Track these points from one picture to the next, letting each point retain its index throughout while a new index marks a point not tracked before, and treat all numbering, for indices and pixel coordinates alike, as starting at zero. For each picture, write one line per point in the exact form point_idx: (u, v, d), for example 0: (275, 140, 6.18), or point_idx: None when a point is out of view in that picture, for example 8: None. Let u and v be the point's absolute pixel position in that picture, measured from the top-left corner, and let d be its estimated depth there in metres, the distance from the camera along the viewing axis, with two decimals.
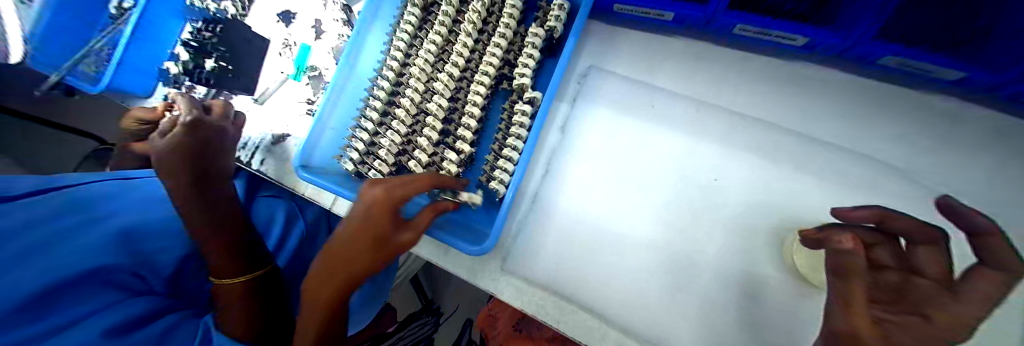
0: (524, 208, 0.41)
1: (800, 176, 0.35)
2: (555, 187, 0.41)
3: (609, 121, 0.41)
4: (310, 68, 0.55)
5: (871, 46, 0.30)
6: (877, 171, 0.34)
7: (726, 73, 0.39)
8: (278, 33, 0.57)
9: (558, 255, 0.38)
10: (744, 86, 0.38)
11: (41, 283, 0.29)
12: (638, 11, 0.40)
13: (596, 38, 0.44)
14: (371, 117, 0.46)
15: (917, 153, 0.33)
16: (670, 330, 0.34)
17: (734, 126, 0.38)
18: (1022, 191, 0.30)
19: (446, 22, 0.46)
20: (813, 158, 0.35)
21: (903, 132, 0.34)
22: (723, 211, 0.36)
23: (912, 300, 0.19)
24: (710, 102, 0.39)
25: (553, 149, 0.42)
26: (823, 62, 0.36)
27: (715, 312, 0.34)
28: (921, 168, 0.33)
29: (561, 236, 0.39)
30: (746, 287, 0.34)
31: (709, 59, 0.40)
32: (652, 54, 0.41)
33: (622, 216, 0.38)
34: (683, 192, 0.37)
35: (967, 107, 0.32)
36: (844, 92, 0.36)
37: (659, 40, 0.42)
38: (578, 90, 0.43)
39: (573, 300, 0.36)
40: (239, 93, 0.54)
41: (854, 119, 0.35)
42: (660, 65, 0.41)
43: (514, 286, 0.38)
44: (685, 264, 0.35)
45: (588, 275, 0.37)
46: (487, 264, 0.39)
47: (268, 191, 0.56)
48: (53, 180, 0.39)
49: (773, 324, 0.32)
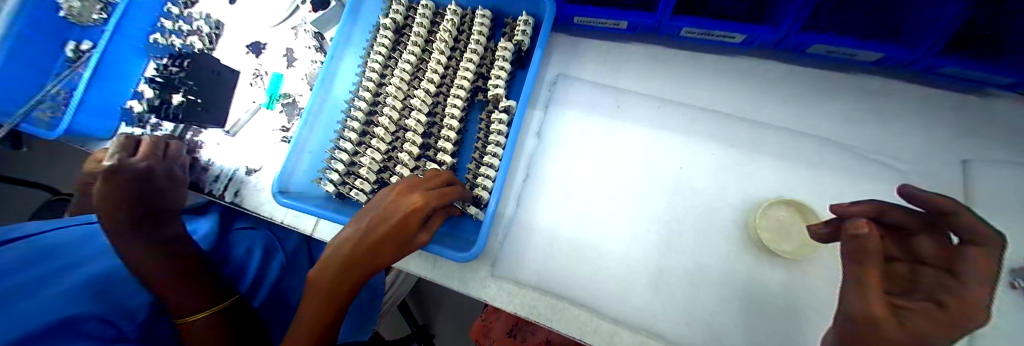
0: (507, 214, 0.41)
1: (767, 159, 0.37)
2: (536, 191, 0.41)
3: (582, 121, 0.43)
4: (283, 95, 0.54)
5: (802, 37, 0.34)
6: (836, 147, 0.36)
7: (686, 70, 0.41)
8: (248, 64, 0.57)
9: (545, 257, 0.38)
10: (706, 80, 0.40)
11: (18, 331, 0.26)
12: (597, 22, 0.42)
13: (561, 48, 0.46)
14: (350, 138, 0.46)
15: (867, 127, 0.36)
16: (659, 315, 0.34)
17: (696, 114, 0.40)
18: (953, 152, 0.34)
19: (419, 42, 0.47)
20: (776, 141, 0.37)
21: (852, 110, 0.37)
22: (700, 196, 0.37)
23: (926, 288, 0.20)
24: (673, 99, 0.41)
25: (531, 154, 0.43)
26: (772, 55, 0.39)
27: (697, 291, 0.34)
28: (873, 140, 0.36)
29: (546, 236, 0.39)
30: (728, 266, 0.35)
31: (669, 60, 0.42)
32: (615, 58, 0.44)
33: (603, 211, 0.39)
34: (658, 181, 0.39)
35: (908, 86, 0.36)
36: (798, 77, 0.38)
37: (620, 46, 0.44)
38: (549, 96, 0.44)
39: (564, 297, 0.36)
40: (209, 127, 0.53)
41: (810, 102, 0.38)
42: (624, 67, 0.43)
43: (505, 290, 0.37)
44: (665, 250, 0.36)
45: (577, 272, 0.37)
46: (476, 271, 0.39)
47: (244, 222, 0.54)
48: (11, 231, 0.36)
49: (753, 295, 0.33)
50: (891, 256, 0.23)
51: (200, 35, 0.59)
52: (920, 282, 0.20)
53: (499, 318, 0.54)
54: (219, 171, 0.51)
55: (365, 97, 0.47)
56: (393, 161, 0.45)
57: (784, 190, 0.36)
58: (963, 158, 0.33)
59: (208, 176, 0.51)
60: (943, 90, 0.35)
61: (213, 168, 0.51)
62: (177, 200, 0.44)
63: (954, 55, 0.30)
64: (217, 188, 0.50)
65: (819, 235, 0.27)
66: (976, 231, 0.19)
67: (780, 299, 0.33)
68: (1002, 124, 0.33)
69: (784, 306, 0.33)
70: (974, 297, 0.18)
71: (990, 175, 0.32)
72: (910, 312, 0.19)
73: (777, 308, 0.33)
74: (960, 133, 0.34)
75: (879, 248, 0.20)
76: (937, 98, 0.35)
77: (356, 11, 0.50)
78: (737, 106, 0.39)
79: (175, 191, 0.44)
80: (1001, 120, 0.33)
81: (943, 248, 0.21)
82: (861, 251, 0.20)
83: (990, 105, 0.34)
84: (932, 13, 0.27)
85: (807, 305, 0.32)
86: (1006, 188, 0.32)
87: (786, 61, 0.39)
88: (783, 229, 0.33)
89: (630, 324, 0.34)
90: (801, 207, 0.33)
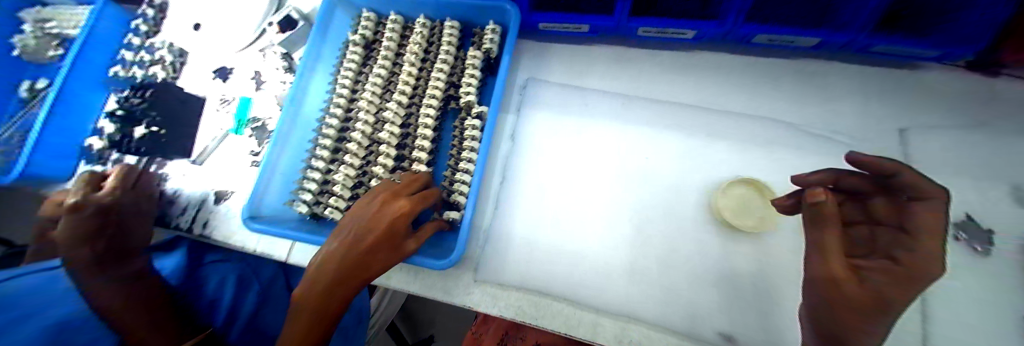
0: (486, 220, 0.40)
1: (730, 144, 0.39)
2: (513, 195, 0.41)
3: (552, 120, 0.44)
4: (251, 120, 0.53)
5: (747, 28, 0.36)
6: (791, 129, 0.38)
7: (647, 66, 0.43)
8: (214, 90, 0.56)
9: (526, 259, 0.37)
10: (666, 74, 0.42)
11: None
12: (560, 27, 0.44)
13: (528, 52, 0.47)
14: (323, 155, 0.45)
15: (817, 107, 0.38)
16: (641, 301, 0.34)
17: (660, 106, 0.41)
18: (891, 125, 0.36)
19: (389, 56, 0.48)
20: (737, 126, 0.39)
21: (801, 92, 0.39)
22: (670, 183, 0.38)
23: (883, 246, 0.22)
24: (636, 94, 0.42)
25: (507, 156, 0.43)
26: (724, 47, 0.42)
27: (673, 272, 0.34)
28: (824, 120, 0.38)
29: (526, 236, 0.39)
30: (702, 247, 0.35)
31: (631, 58, 0.44)
32: (579, 60, 0.45)
33: (579, 205, 0.39)
34: (629, 173, 0.39)
35: (846, 67, 0.39)
36: (748, 65, 0.41)
37: (584, 48, 0.46)
38: (520, 100, 0.45)
39: (547, 293, 0.35)
40: (175, 158, 0.51)
41: (763, 87, 0.40)
42: (589, 68, 0.45)
43: (488, 293, 0.36)
44: (642, 238, 0.36)
45: (557, 267, 0.36)
46: (459, 279, 0.37)
47: (214, 255, 0.51)
48: None
49: (730, 273, 0.34)
50: (853, 220, 0.25)
51: (163, 65, 0.57)
52: (878, 241, 0.22)
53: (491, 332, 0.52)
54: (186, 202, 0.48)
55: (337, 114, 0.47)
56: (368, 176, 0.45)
57: (751, 172, 0.37)
58: (901, 130, 0.36)
59: (175, 209, 0.48)
60: (874, 69, 0.38)
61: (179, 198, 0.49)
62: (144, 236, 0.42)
63: (882, 33, 0.33)
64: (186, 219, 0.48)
65: (784, 208, 0.27)
66: (920, 187, 0.21)
67: (755, 276, 0.33)
68: (929, 95, 0.36)
69: (760, 282, 0.33)
70: (924, 250, 0.20)
71: (925, 142, 0.35)
72: (872, 272, 0.21)
73: (755, 285, 0.33)
74: (895, 106, 0.37)
75: (835, 213, 0.21)
76: (871, 76, 0.38)
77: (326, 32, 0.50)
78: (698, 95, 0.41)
79: (142, 227, 0.42)
80: (927, 91, 0.37)
81: (894, 205, 0.22)
82: (820, 219, 0.21)
83: (919, 79, 0.37)
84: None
85: (781, 279, 0.33)
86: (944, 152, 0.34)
87: (737, 52, 0.41)
88: (750, 210, 0.35)
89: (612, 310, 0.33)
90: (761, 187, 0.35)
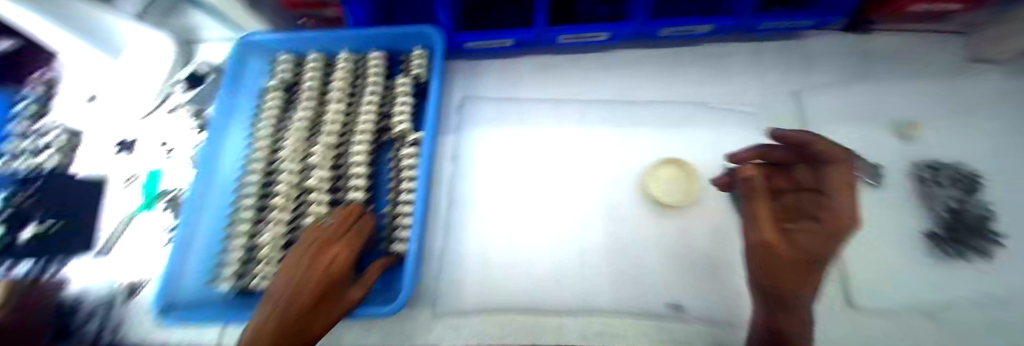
0: (438, 244, 0.38)
1: (654, 129, 0.41)
2: (463, 212, 0.40)
3: (489, 132, 0.44)
4: (162, 193, 0.47)
5: (651, 25, 0.39)
6: (698, 108, 0.41)
7: (572, 72, 0.45)
8: (113, 168, 0.49)
9: (486, 273, 0.36)
10: (591, 76, 0.44)
11: None
12: (483, 44, 0.45)
13: (457, 71, 0.47)
14: (247, 214, 0.41)
15: (717, 86, 0.42)
16: (596, 293, 0.34)
17: (590, 105, 0.43)
18: (778, 90, 0.41)
19: (314, 96, 0.46)
20: (661, 112, 0.42)
21: (703, 73, 0.42)
22: (605, 175, 0.39)
23: (804, 210, 0.26)
24: (563, 96, 0.44)
25: (450, 177, 0.42)
26: (636, 43, 0.44)
27: (620, 256, 0.35)
28: (725, 96, 0.41)
29: (479, 255, 0.37)
30: (644, 226, 0.36)
31: (552, 65, 0.46)
32: (506, 70, 0.46)
33: (526, 211, 0.39)
34: (570, 170, 0.40)
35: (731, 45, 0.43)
36: (656, 56, 0.44)
37: (504, 61, 0.47)
38: (458, 119, 0.45)
39: (507, 309, 0.34)
40: (71, 254, 0.44)
41: (671, 73, 0.43)
42: (516, 77, 0.46)
43: (447, 326, 0.34)
44: (594, 230, 0.37)
45: (513, 278, 0.36)
46: (415, 319, 0.35)
47: None
48: None
49: (686, 252, 0.35)
50: (780, 187, 0.29)
51: (47, 150, 0.50)
52: (804, 204, 0.26)
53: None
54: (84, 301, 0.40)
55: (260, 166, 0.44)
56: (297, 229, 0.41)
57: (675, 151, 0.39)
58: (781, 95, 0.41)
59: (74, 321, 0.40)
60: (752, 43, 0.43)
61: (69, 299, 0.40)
62: None
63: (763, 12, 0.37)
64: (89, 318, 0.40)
65: (723, 185, 0.34)
66: (829, 151, 0.24)
67: (697, 246, 0.35)
68: (795, 61, 0.42)
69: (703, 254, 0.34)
70: (837, 205, 0.22)
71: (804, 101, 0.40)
72: (800, 233, 0.24)
73: (709, 259, 0.34)
74: (775, 74, 0.42)
75: (761, 188, 0.26)
76: (751, 50, 0.43)
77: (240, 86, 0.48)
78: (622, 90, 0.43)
79: None
80: (794, 58, 0.42)
81: (810, 171, 0.27)
82: (750, 193, 0.27)
83: (799, 45, 0.42)
84: None
85: (727, 252, 0.34)
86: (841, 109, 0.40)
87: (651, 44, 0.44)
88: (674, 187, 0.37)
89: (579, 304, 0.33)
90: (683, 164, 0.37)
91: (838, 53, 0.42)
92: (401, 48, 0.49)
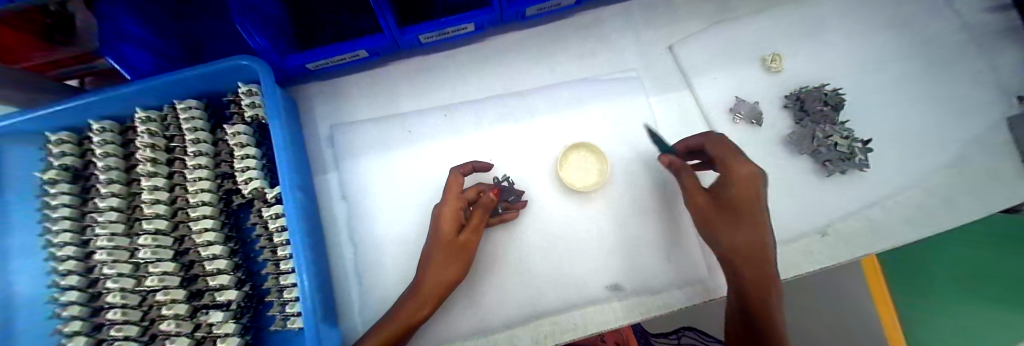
0: (341, 212, 0.47)
1: (785, 216, 0.50)
2: (377, 223, 0.47)
3: (570, 101, 0.52)
4: None
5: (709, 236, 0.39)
6: (850, 233, 0.49)
7: (666, 69, 0.53)
8: None
9: (384, 234, 0.47)
10: (624, 227, 0.49)
11: (300, 163, 0.44)
12: None
13: (510, 49, 0.52)
14: (203, 143, 0.42)
15: (875, 231, 0.49)
16: (614, 307, 0.46)
17: (632, 125, 0.52)
18: None
19: None
20: (800, 202, 0.51)
21: (864, 216, 0.50)
22: (696, 242, 0.48)
23: (733, 153, 0.38)
24: (699, 125, 0.52)
25: (515, 119, 0.51)
26: None
27: (647, 290, 0.47)
28: (876, 247, 0.48)
29: (563, 268, 0.48)
30: (690, 294, 0.46)
31: (660, 62, 0.53)
32: (595, 39, 0.53)
33: (572, 202, 0.50)
34: (593, 201, 0.50)
35: (912, 210, 0.50)
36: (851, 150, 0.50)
37: (731, 73, 0.53)
38: (551, 75, 0.52)
39: (572, 277, 0.48)
40: None
41: (837, 187, 0.51)
42: (650, 72, 0.53)
43: (525, 277, 0.48)
44: (527, 239, 0.49)
45: (560, 255, 0.49)
46: (513, 273, 0.48)
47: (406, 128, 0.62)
48: (242, 77, 0.40)
49: (596, 278, 0.48)
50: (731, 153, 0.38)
51: None
52: (725, 156, 0.38)
53: (477, 221, 0.38)
54: (104, 161, 0.42)
55: (196, 133, 0.41)
56: (145, 294, 0.41)
57: (801, 252, 0.49)
58: None
59: None
60: (937, 218, 0.49)
61: (53, 136, 0.42)
62: (356, 104, 0.49)
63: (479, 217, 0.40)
64: (121, 141, 0.44)
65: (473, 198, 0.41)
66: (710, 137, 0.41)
67: None
68: None
69: None
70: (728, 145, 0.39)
71: None
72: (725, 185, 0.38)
73: (615, 283, 0.47)
74: None
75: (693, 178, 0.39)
76: (930, 220, 0.49)
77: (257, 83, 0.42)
78: (681, 110, 0.52)
79: (368, 85, 0.50)
80: None
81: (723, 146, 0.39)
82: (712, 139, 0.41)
83: (885, 87, 0.55)
84: (743, 222, 0.36)
85: (660, 283, 0.47)
86: (887, 233, 0.49)
87: (658, 240, 0.49)
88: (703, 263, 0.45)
89: (468, 292, 0.48)
90: (791, 261, 0.48)
91: (888, 89, 0.55)
92: (363, 103, 0.50)
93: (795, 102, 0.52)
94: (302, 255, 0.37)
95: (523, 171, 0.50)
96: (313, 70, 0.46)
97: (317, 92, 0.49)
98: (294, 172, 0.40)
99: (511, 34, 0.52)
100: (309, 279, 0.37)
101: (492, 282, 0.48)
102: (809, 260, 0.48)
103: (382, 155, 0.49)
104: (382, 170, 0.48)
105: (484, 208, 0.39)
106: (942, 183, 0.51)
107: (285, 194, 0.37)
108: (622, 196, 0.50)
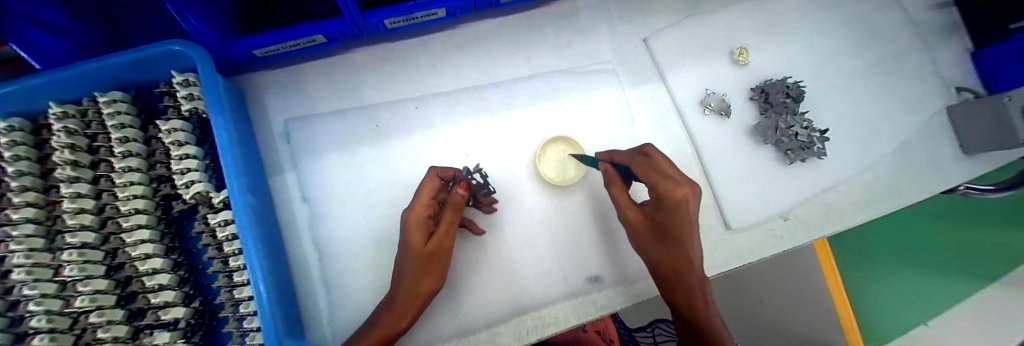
0: (302, 214, 0.43)
1: (752, 204, 0.52)
2: (343, 224, 0.44)
3: (545, 93, 0.51)
4: None
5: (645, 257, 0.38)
6: (810, 217, 0.52)
7: (641, 61, 0.53)
8: None
9: (352, 236, 0.44)
10: (601, 219, 0.50)
11: (252, 163, 0.40)
12: None
13: (482, 37, 0.50)
14: (132, 141, 0.37)
15: (832, 215, 0.52)
16: (593, 299, 0.46)
17: (607, 118, 0.51)
18: None
19: None
20: (765, 191, 0.53)
21: (822, 201, 0.53)
22: None
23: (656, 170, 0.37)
24: (671, 117, 0.53)
25: (489, 112, 0.49)
26: None
27: (625, 280, 0.47)
28: (833, 230, 0.51)
29: (542, 263, 0.47)
30: None
31: (635, 55, 0.53)
32: (569, 31, 0.52)
33: (548, 196, 0.49)
34: (570, 194, 0.50)
35: (864, 193, 0.53)
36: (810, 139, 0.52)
37: (702, 66, 0.54)
38: (524, 66, 0.51)
39: (551, 272, 0.47)
40: None
41: (798, 174, 0.54)
42: (625, 65, 0.53)
43: (502, 275, 0.47)
44: (505, 235, 0.48)
45: (538, 250, 0.48)
46: (491, 270, 0.47)
47: None
48: (177, 66, 0.36)
49: (574, 272, 0.47)
50: (657, 167, 0.37)
51: None
52: (651, 173, 0.37)
53: (445, 226, 0.36)
54: (14, 166, 0.36)
55: (123, 131, 0.37)
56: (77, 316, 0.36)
57: (766, 237, 0.51)
58: None
59: None
60: (886, 201, 0.53)
61: None
62: (316, 96, 0.46)
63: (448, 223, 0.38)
64: (32, 141, 0.39)
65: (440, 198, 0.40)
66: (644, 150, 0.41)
67: None
68: None
69: None
70: (657, 160, 0.38)
71: None
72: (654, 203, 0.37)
73: (593, 276, 0.48)
74: None
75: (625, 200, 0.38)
76: (880, 204, 0.53)
77: (195, 71, 0.38)
78: (655, 103, 0.53)
79: (328, 75, 0.46)
80: None
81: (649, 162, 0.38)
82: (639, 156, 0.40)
83: (842, 78, 0.58)
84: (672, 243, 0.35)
85: (637, 273, 0.48)
86: (844, 217, 0.52)
87: None
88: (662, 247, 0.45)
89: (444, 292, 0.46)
90: (757, 246, 0.50)
91: (846, 81, 0.57)
92: (324, 96, 0.46)
93: (759, 94, 0.53)
94: (256, 263, 0.34)
95: (498, 166, 0.49)
96: (263, 58, 0.42)
97: (271, 83, 0.45)
98: (244, 173, 0.37)
99: (483, 22, 0.50)
100: (266, 288, 0.34)
101: (468, 281, 0.47)
102: (773, 245, 0.50)
103: (347, 151, 0.45)
104: (347, 168, 0.45)
105: (452, 208, 0.36)
106: (890, 169, 0.54)
107: (233, 197, 0.34)
108: (598, 188, 0.50)
